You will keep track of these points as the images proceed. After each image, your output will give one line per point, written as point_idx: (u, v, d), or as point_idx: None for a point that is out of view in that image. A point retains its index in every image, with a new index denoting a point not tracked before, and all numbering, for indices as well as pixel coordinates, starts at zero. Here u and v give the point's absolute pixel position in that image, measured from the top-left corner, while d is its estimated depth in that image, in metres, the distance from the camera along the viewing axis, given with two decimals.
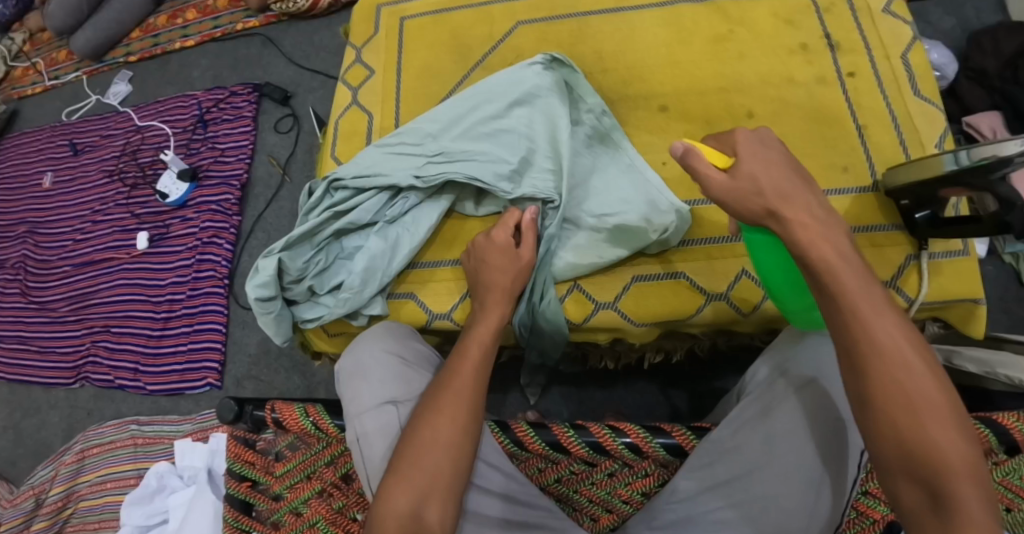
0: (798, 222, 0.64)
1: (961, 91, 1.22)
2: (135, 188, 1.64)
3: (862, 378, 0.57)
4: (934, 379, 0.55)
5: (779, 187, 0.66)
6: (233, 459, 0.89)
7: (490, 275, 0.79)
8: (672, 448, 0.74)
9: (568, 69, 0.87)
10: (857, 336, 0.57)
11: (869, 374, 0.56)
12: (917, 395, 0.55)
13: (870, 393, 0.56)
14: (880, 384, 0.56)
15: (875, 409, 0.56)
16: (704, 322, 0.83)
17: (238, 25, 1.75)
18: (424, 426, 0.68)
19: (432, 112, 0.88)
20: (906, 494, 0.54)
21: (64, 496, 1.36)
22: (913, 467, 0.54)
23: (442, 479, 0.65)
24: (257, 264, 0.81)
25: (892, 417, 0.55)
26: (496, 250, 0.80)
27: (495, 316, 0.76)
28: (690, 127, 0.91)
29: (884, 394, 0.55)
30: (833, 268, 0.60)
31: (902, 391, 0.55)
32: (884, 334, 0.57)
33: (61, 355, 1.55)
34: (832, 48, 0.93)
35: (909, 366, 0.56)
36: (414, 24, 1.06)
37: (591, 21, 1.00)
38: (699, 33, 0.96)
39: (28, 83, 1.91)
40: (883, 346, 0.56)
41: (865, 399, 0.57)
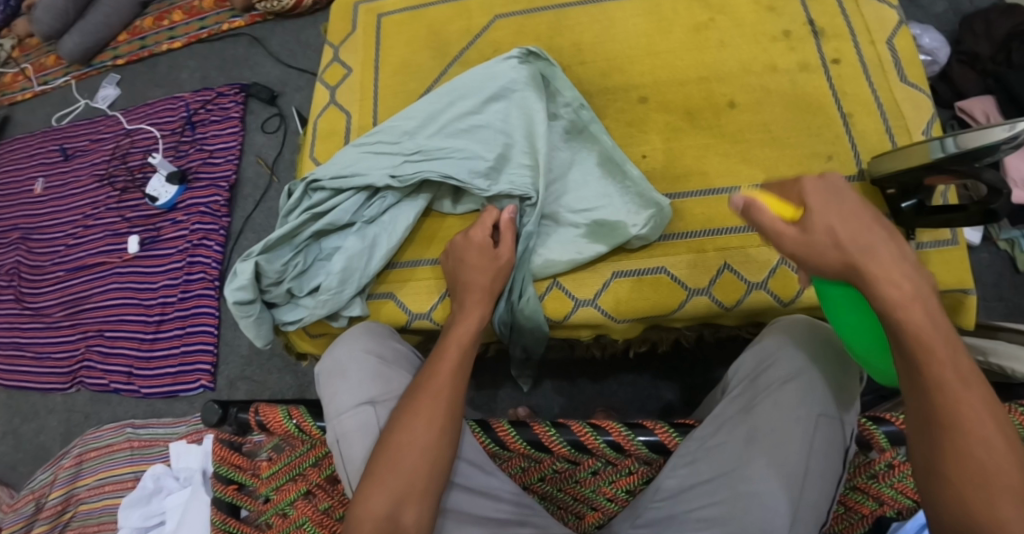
0: (885, 278, 0.57)
1: (954, 76, 1.20)
2: (125, 192, 1.64)
3: (934, 445, 0.55)
4: (1012, 454, 0.53)
5: (856, 243, 0.59)
6: (220, 463, 0.88)
7: (469, 275, 0.78)
8: (655, 444, 0.74)
9: (545, 64, 0.86)
10: (939, 404, 0.54)
11: (943, 443, 0.54)
12: (992, 470, 0.52)
13: (940, 460, 0.54)
14: (952, 454, 0.54)
15: (943, 479, 0.54)
16: (686, 316, 0.82)
17: (224, 25, 1.74)
18: (401, 429, 0.67)
19: (409, 110, 0.86)
20: None
21: (63, 499, 1.37)
22: None
23: (419, 481, 0.65)
24: (236, 267, 0.81)
25: (961, 489, 0.53)
26: (473, 247, 0.79)
27: (473, 315, 0.75)
28: (670, 118, 0.90)
29: (955, 464, 0.53)
30: (921, 336, 0.55)
31: (976, 465, 0.53)
32: (965, 405, 0.54)
33: (57, 360, 1.56)
34: (816, 35, 0.91)
35: (988, 440, 0.53)
36: (392, 21, 1.05)
37: (569, 13, 0.99)
38: (678, 22, 0.95)
39: (18, 89, 1.91)
40: (962, 417, 0.54)
41: (935, 467, 0.55)
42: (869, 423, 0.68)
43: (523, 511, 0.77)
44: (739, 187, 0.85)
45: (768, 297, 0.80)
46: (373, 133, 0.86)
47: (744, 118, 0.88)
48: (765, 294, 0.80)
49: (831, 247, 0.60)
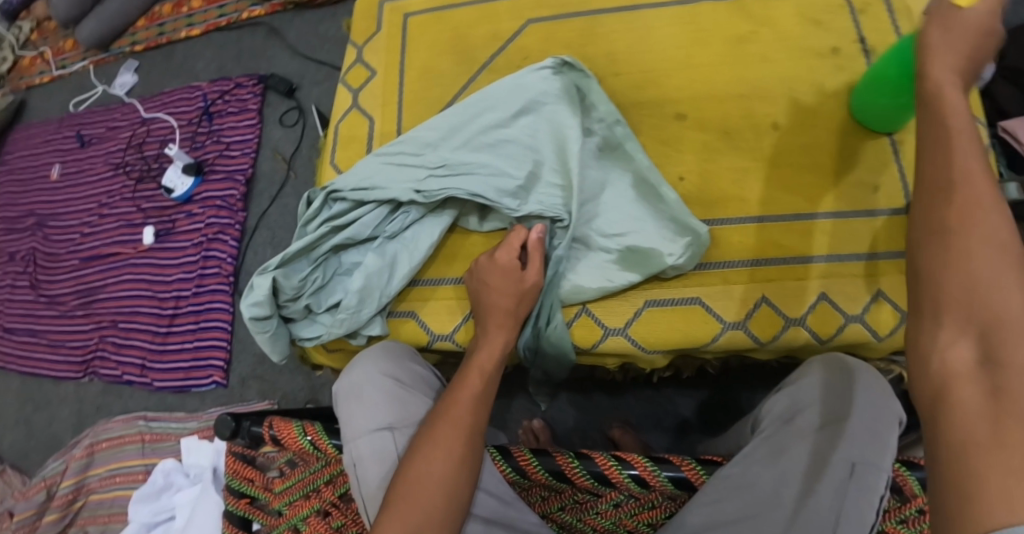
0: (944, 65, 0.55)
1: (998, 93, 1.14)
2: (140, 181, 1.62)
3: (940, 205, 0.48)
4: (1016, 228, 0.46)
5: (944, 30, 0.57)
6: (233, 475, 0.87)
7: (492, 299, 0.75)
8: (681, 481, 0.72)
9: (580, 76, 0.82)
10: (952, 165, 0.49)
11: (948, 199, 0.47)
12: (995, 234, 0.45)
13: (942, 218, 0.47)
14: (956, 213, 0.47)
15: (942, 239, 0.47)
16: (719, 349, 0.79)
17: (243, 14, 1.70)
18: (418, 458, 0.64)
19: (433, 120, 0.83)
20: (952, 345, 0.45)
21: (75, 489, 1.36)
22: (971, 314, 0.44)
23: (437, 518, 0.62)
24: (252, 281, 0.78)
25: (960, 248, 0.46)
26: (497, 270, 0.76)
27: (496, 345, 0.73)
28: (708, 137, 0.86)
29: (958, 220, 0.46)
30: (945, 100, 0.53)
31: (976, 230, 0.46)
32: (978, 172, 0.47)
33: (70, 349, 1.55)
34: (866, 54, 0.86)
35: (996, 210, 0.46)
36: (417, 21, 1.01)
37: (604, 20, 0.94)
38: (718, 33, 0.90)
39: (35, 73, 1.89)
40: (969, 177, 0.48)
41: (936, 229, 0.47)
42: (902, 469, 0.67)
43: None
44: (780, 215, 0.81)
45: (806, 334, 0.76)
46: (399, 140, 0.83)
47: (786, 141, 0.84)
48: (804, 330, 0.77)
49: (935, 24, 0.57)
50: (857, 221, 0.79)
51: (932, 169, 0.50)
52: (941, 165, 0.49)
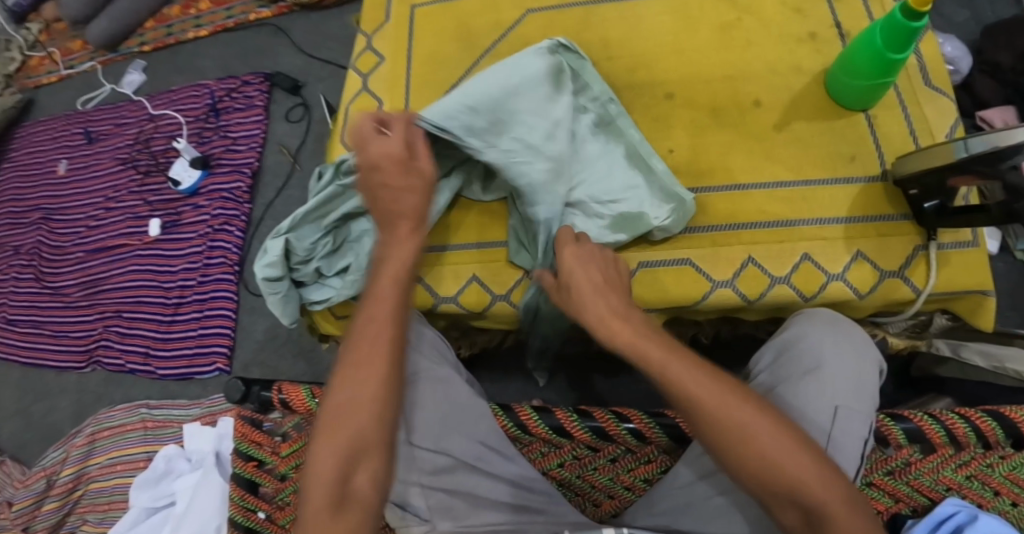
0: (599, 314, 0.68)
1: (974, 85, 1.21)
2: (147, 175, 1.66)
3: (713, 432, 0.59)
4: (766, 415, 0.59)
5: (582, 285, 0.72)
6: (240, 439, 0.90)
7: (378, 204, 0.74)
8: (676, 433, 0.77)
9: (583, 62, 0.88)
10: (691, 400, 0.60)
11: (713, 428, 0.59)
12: (754, 432, 0.58)
13: (717, 439, 0.59)
14: (731, 435, 0.58)
15: (733, 456, 0.58)
16: (709, 307, 0.86)
17: (251, 15, 1.76)
18: (345, 378, 0.64)
19: (461, 92, 0.83)
20: (787, 519, 0.58)
21: (75, 477, 1.37)
22: (788, 497, 0.57)
23: (371, 434, 0.62)
24: (265, 244, 0.82)
25: (744, 456, 0.58)
26: (393, 165, 0.74)
27: (403, 248, 0.72)
28: (696, 113, 0.94)
29: (729, 440, 0.58)
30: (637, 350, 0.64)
31: (744, 435, 0.58)
32: (711, 396, 0.59)
33: (73, 339, 1.57)
34: (843, 37, 0.96)
35: (745, 418, 0.58)
36: (423, 12, 1.07)
37: (599, 8, 1.03)
38: (706, 21, 0.99)
39: (43, 72, 1.94)
40: (706, 403, 0.59)
41: (721, 451, 0.59)
42: (887, 420, 0.76)
43: (518, 521, 0.76)
44: (764, 183, 0.89)
45: (790, 291, 0.84)
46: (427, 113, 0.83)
47: (770, 118, 0.93)
48: (788, 288, 0.84)
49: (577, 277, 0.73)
50: (836, 188, 0.88)
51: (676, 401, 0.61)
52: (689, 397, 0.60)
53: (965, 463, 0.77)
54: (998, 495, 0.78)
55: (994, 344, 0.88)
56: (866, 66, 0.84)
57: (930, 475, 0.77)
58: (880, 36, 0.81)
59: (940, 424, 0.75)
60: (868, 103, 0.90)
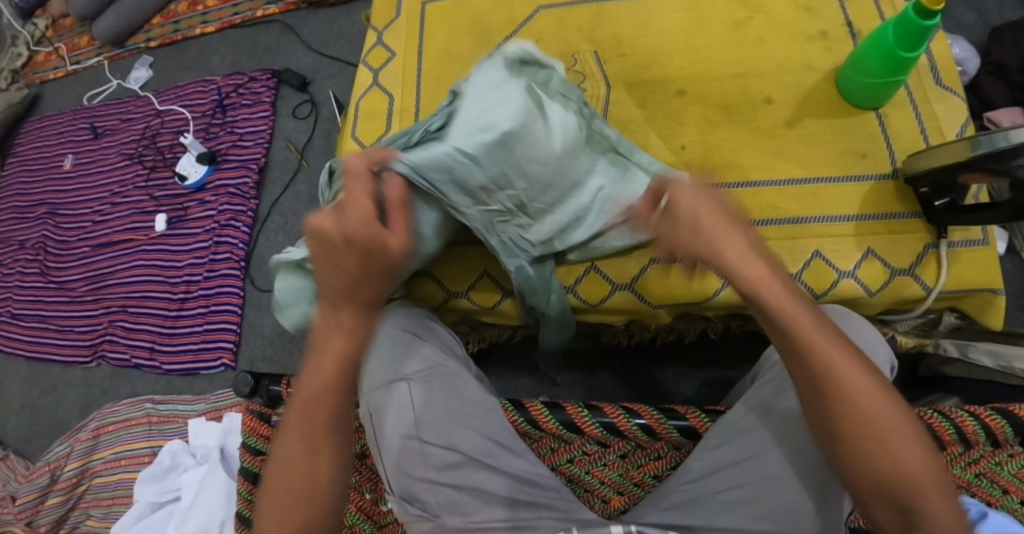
0: (753, 276, 0.61)
1: (982, 86, 1.21)
2: (153, 170, 1.66)
3: (832, 413, 0.59)
4: (890, 400, 0.59)
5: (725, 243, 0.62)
6: (249, 433, 0.90)
7: (326, 283, 0.63)
8: (685, 429, 0.78)
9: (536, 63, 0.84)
10: (827, 372, 0.59)
11: (832, 409, 0.59)
12: (875, 417, 0.58)
13: (838, 422, 0.59)
14: (850, 416, 0.59)
15: (843, 440, 0.59)
16: (723, 303, 0.88)
17: (258, 12, 1.77)
18: (286, 476, 0.63)
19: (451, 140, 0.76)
20: (880, 512, 0.59)
21: (79, 471, 1.37)
22: (890, 489, 0.58)
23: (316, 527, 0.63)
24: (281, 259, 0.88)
25: (862, 445, 0.58)
26: (352, 253, 0.61)
27: (341, 334, 0.63)
28: (707, 111, 0.95)
29: (847, 423, 0.59)
30: (780, 312, 0.61)
31: (863, 416, 0.58)
32: (850, 373, 0.59)
33: (79, 333, 1.57)
34: (853, 36, 0.96)
35: (868, 392, 0.59)
36: (435, 8, 1.10)
37: (610, 6, 1.05)
38: (717, 19, 1.00)
39: (50, 68, 1.94)
40: (846, 379, 0.59)
41: (835, 432, 0.60)
42: None
43: (518, 517, 0.75)
44: (775, 181, 0.89)
45: (802, 289, 0.84)
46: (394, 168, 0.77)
47: (781, 115, 0.93)
48: (800, 286, 0.85)
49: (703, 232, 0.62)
50: (848, 185, 0.88)
51: (806, 376, 0.60)
52: (825, 374, 0.59)
53: (974, 460, 0.78)
54: (1007, 493, 0.77)
55: (998, 342, 0.89)
56: (878, 64, 0.85)
57: None
58: (893, 34, 0.82)
59: (949, 422, 0.75)
60: (880, 102, 0.90)
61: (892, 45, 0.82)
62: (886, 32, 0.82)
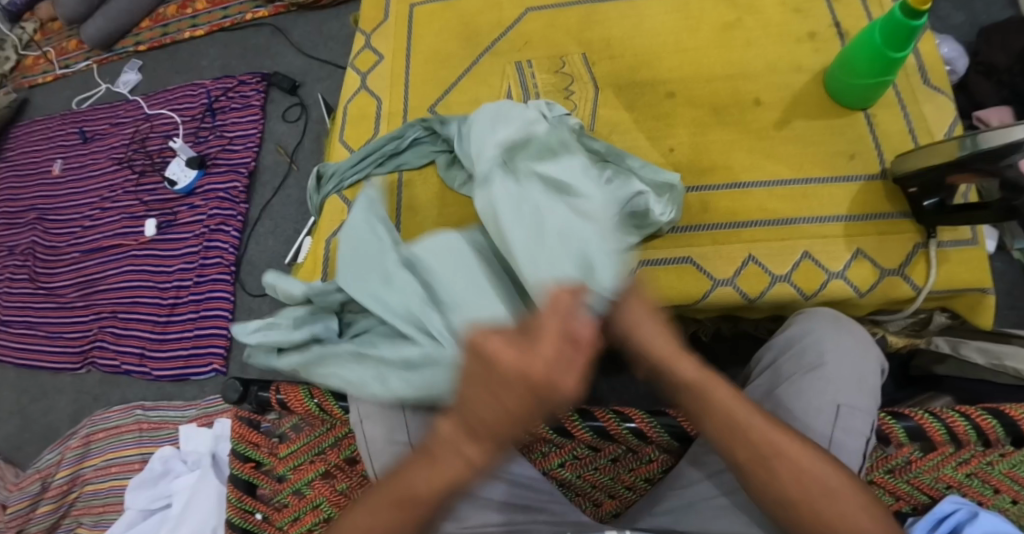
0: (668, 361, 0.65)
1: (971, 85, 1.21)
2: (143, 175, 1.65)
3: (774, 484, 0.61)
4: (826, 461, 0.61)
5: (654, 341, 0.65)
6: (238, 439, 0.89)
7: (482, 409, 0.56)
8: (678, 432, 0.76)
9: (520, 123, 0.86)
10: (758, 446, 0.62)
11: (775, 479, 0.61)
12: (816, 480, 0.60)
13: (785, 492, 0.61)
14: (790, 483, 0.61)
15: (795, 510, 0.61)
16: (711, 306, 0.87)
17: (247, 15, 1.76)
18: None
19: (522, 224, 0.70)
20: None
21: (70, 479, 1.35)
22: None
23: None
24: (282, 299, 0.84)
25: (814, 510, 0.60)
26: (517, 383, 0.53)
27: (462, 460, 0.59)
28: (696, 112, 0.95)
29: (792, 491, 0.61)
30: (701, 391, 0.64)
31: (804, 481, 0.60)
32: (784, 441, 0.62)
33: (68, 340, 1.56)
34: (841, 36, 0.96)
35: (802, 458, 0.61)
36: (424, 10, 1.12)
37: (599, 9, 1.05)
38: (706, 21, 1.00)
39: (38, 72, 1.93)
40: (781, 448, 0.61)
41: (785, 503, 0.61)
42: (888, 419, 0.76)
43: (514, 520, 0.75)
44: (763, 182, 0.90)
45: (791, 290, 0.85)
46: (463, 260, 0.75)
47: (770, 116, 0.93)
48: (789, 286, 0.85)
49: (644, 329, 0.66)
50: (837, 186, 0.89)
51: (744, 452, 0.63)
52: (758, 448, 0.62)
53: (965, 460, 0.77)
54: (998, 492, 0.78)
55: (989, 341, 0.89)
56: (867, 64, 0.85)
57: (930, 473, 0.77)
58: (881, 34, 0.81)
59: (940, 423, 0.75)
60: (870, 101, 0.90)
61: (880, 44, 0.82)
62: (874, 32, 0.82)
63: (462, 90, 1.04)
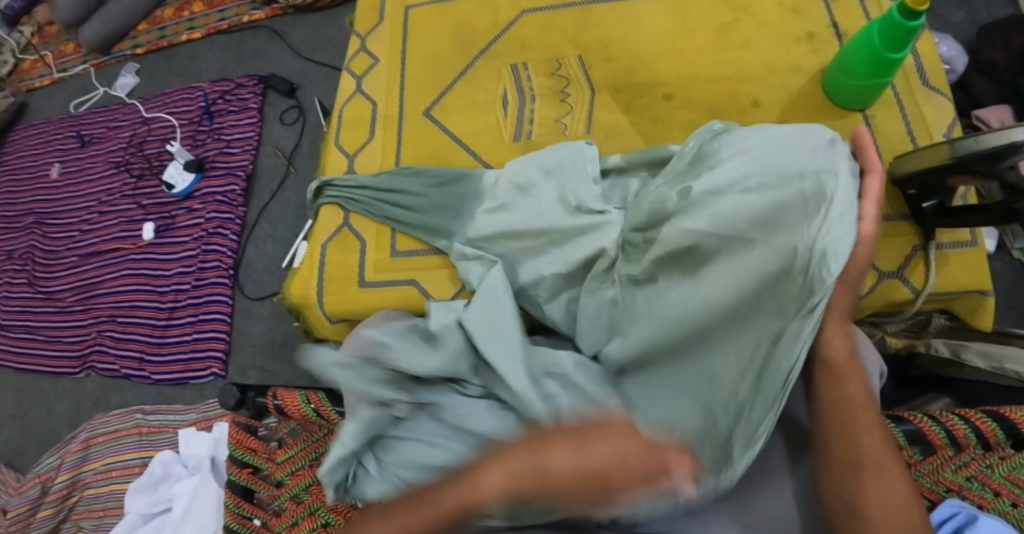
0: (833, 332, 0.67)
1: (970, 84, 1.21)
2: (141, 178, 1.65)
3: (855, 485, 0.62)
4: (906, 489, 0.61)
5: (835, 309, 0.67)
6: (235, 446, 0.89)
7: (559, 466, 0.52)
8: None
9: (576, 179, 0.88)
10: (863, 443, 0.63)
11: (860, 479, 0.61)
12: (891, 501, 0.60)
13: (862, 496, 0.61)
14: (871, 491, 0.61)
15: (864, 516, 0.60)
16: None
17: (244, 17, 1.75)
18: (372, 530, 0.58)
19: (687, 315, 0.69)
20: None
21: (70, 483, 1.34)
22: None
23: None
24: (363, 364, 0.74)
25: (886, 524, 0.59)
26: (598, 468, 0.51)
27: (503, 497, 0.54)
28: (694, 115, 0.95)
29: (875, 502, 0.60)
30: (838, 374, 0.66)
31: (884, 498, 0.60)
32: (878, 452, 0.62)
33: (67, 344, 1.55)
34: (838, 37, 0.96)
35: (888, 475, 0.61)
36: (419, 13, 1.12)
37: (596, 10, 1.05)
38: (704, 22, 1.00)
39: (36, 75, 1.92)
40: (875, 459, 0.62)
41: (857, 509, 0.61)
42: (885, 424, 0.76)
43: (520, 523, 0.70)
44: None
45: None
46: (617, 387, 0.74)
47: (767, 118, 0.93)
48: None
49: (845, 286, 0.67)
50: None
51: (842, 448, 0.64)
52: (854, 448, 0.63)
53: (965, 464, 0.77)
54: (999, 496, 0.76)
55: (992, 345, 0.88)
56: (865, 66, 0.84)
57: (929, 476, 0.78)
58: (879, 36, 0.81)
59: (939, 426, 0.75)
60: (868, 103, 0.90)
61: (878, 47, 0.82)
62: (872, 34, 0.82)
63: (458, 93, 1.04)
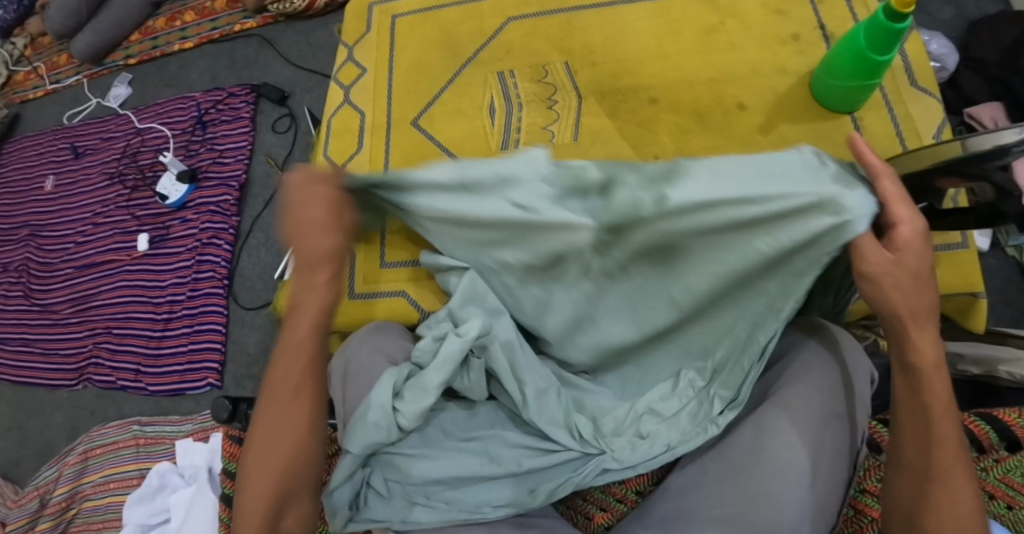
0: (919, 335, 0.61)
1: (960, 81, 1.21)
2: (135, 189, 1.65)
3: (921, 495, 0.62)
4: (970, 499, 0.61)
5: (918, 306, 0.59)
6: (228, 459, 0.91)
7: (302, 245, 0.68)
8: None
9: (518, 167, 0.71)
10: (936, 455, 0.62)
11: (928, 490, 0.62)
12: (957, 511, 0.61)
13: (929, 507, 0.62)
14: (937, 502, 0.61)
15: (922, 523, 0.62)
16: None
17: (236, 26, 1.76)
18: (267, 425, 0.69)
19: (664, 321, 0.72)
20: None
21: (69, 496, 1.33)
22: None
23: (295, 483, 0.68)
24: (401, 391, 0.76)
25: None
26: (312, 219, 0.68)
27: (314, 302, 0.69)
28: (680, 119, 0.95)
29: (938, 514, 0.61)
30: (925, 379, 0.61)
31: (947, 511, 0.61)
32: (949, 462, 0.62)
33: (63, 356, 1.55)
34: (825, 38, 0.96)
35: (953, 484, 0.61)
36: (405, 21, 1.12)
37: (581, 15, 1.05)
38: (689, 25, 1.00)
39: (29, 87, 1.93)
40: (942, 470, 0.61)
41: (915, 517, 0.63)
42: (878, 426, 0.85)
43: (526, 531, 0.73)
44: None
45: None
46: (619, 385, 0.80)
47: (754, 121, 0.93)
48: None
49: (912, 292, 0.59)
50: None
51: (915, 457, 0.63)
52: (927, 459, 0.62)
53: None
54: (993, 498, 0.76)
55: (983, 347, 0.87)
56: (850, 69, 0.84)
57: None
58: (863, 40, 0.81)
59: None
60: (854, 106, 0.90)
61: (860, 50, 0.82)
62: (856, 38, 0.82)
63: (444, 101, 1.04)
